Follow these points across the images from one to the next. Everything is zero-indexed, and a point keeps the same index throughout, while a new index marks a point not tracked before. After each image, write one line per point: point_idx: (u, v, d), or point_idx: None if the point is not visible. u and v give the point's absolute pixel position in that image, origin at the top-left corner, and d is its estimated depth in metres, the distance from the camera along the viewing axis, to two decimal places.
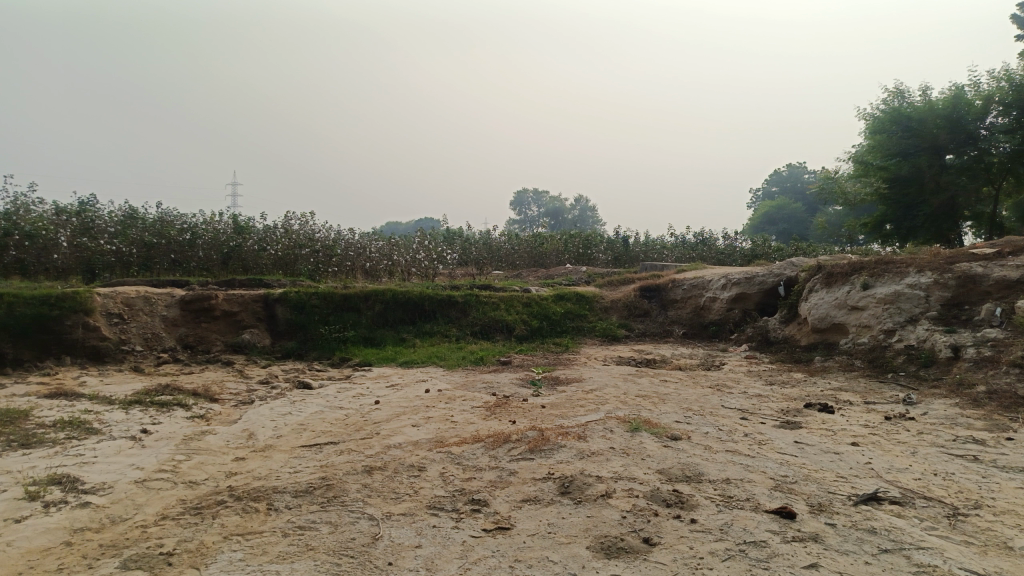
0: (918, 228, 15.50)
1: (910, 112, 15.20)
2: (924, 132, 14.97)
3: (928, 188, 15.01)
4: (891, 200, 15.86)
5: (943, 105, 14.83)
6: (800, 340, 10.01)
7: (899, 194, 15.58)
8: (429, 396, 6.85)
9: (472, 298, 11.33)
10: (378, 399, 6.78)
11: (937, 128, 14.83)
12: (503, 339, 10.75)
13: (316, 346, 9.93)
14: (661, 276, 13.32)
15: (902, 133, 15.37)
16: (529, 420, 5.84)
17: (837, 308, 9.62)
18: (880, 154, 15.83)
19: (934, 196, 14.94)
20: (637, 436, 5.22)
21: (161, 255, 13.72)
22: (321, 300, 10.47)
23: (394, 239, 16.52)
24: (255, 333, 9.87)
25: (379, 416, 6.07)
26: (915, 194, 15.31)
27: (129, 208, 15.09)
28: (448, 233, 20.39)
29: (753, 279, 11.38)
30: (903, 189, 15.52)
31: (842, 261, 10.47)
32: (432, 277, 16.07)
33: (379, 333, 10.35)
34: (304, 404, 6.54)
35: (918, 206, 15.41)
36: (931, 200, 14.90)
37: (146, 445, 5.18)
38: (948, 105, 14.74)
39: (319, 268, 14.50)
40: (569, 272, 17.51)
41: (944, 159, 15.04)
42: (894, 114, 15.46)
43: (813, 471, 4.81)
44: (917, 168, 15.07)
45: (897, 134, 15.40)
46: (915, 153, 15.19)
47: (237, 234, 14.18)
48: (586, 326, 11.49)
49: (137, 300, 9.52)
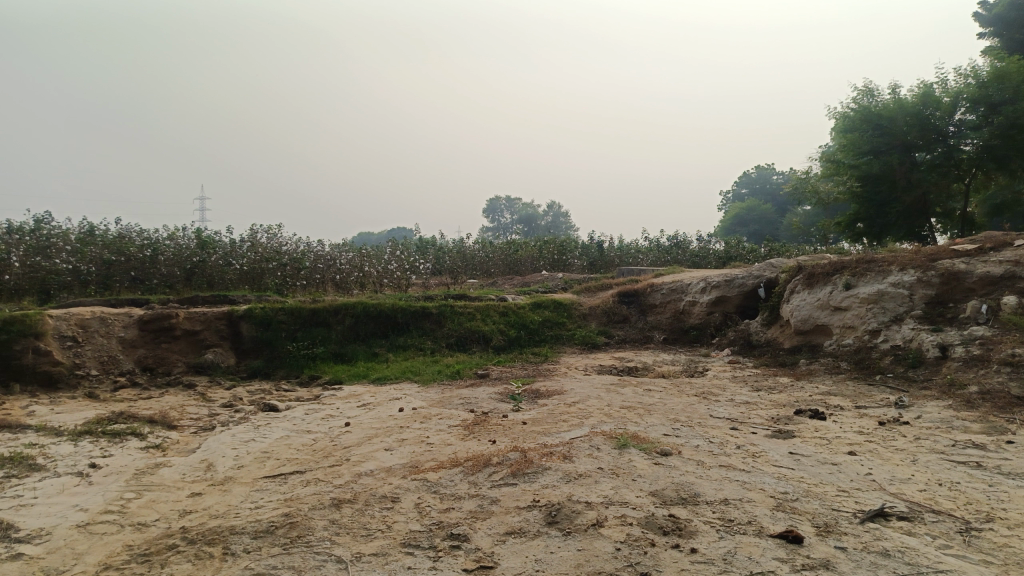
0: (892, 225, 15.50)
1: (880, 111, 15.13)
2: (893, 130, 14.89)
3: (900, 186, 14.99)
4: (863, 197, 15.81)
5: (912, 102, 14.77)
6: (783, 343, 9.79)
7: (872, 191, 15.55)
8: (402, 416, 6.48)
9: (447, 309, 10.96)
10: (349, 420, 6.38)
11: (907, 125, 14.76)
12: (479, 351, 10.40)
13: (284, 364, 9.49)
14: (639, 280, 13.07)
15: (873, 131, 15.29)
16: (510, 439, 5.49)
17: (819, 309, 9.42)
18: (852, 152, 15.72)
19: (906, 193, 14.92)
20: (626, 453, 4.90)
21: (121, 273, 13.17)
22: (288, 316, 10.04)
23: (365, 250, 16.10)
24: (219, 352, 9.41)
25: (350, 440, 5.68)
26: (887, 191, 15.29)
27: (87, 225, 14.51)
28: (421, 242, 20.00)
29: (732, 281, 11.16)
30: (875, 187, 15.44)
31: (822, 261, 10.30)
32: (406, 288, 15.68)
33: (350, 349, 9.94)
34: (269, 429, 6.13)
35: (890, 203, 15.38)
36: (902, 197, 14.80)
37: (94, 481, 4.75)
38: (916, 102, 14.67)
39: (287, 282, 14.03)
40: (545, 279, 17.21)
41: (915, 156, 14.96)
42: (863, 112, 15.38)
43: (813, 486, 4.52)
44: (888, 165, 14.98)
45: (867, 133, 15.32)
46: (885, 151, 15.15)
47: (201, 249, 13.67)
48: (565, 334, 11.19)
49: (92, 322, 9.02)
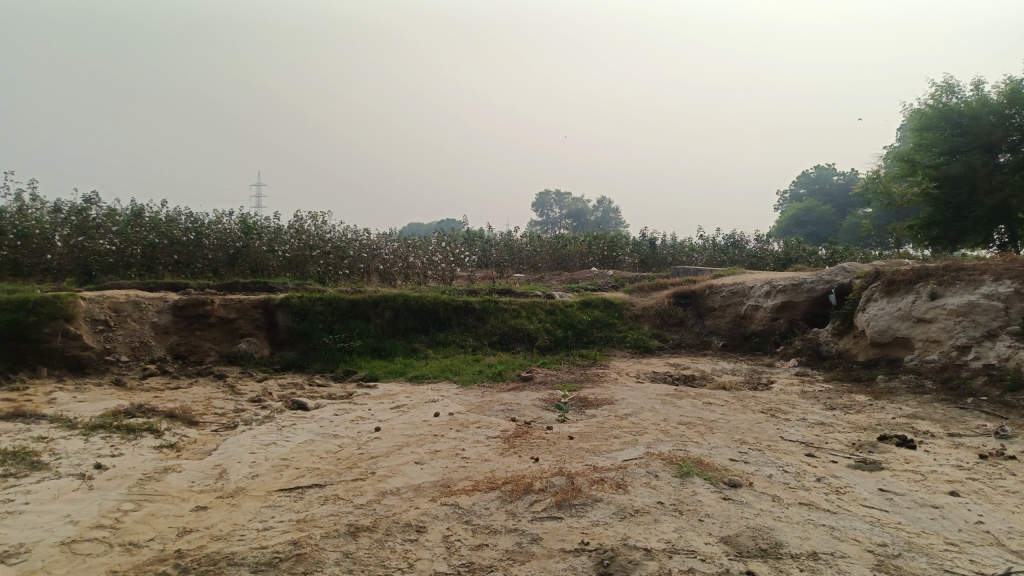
0: (970, 230, 14.14)
1: (961, 108, 14.05)
2: (975, 130, 13.84)
3: (982, 188, 13.71)
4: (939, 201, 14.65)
5: (998, 100, 13.67)
6: (857, 356, 8.94)
7: (949, 195, 14.27)
8: (437, 422, 5.91)
9: (491, 305, 10.39)
10: (379, 425, 5.85)
11: (990, 125, 13.71)
12: (523, 350, 9.81)
13: (319, 357, 9.04)
14: (697, 281, 12.29)
15: (952, 130, 14.23)
16: (554, 457, 4.87)
17: (899, 320, 8.55)
18: (928, 152, 14.69)
19: (988, 196, 13.62)
20: (689, 485, 4.24)
21: (164, 257, 12.96)
22: (326, 307, 9.60)
23: (410, 240, 15.65)
24: (253, 341, 9.00)
25: (378, 449, 5.13)
26: (966, 194, 13.97)
27: (135, 206, 14.39)
28: (468, 234, 19.52)
29: (800, 285, 10.32)
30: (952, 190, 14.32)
31: (902, 268, 9.38)
32: (450, 281, 15.19)
33: (389, 344, 9.46)
34: (293, 431, 5.64)
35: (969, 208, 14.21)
36: (983, 202, 13.65)
37: (95, 487, 4.31)
38: (1004, 99, 13.59)
39: (329, 270, 13.65)
40: (595, 276, 16.55)
41: (998, 158, 13.81)
42: (942, 110, 14.30)
43: (915, 536, 3.79)
44: (969, 167, 13.84)
45: (945, 132, 14.26)
46: (965, 152, 13.98)
47: (245, 234, 13.38)
48: (616, 336, 10.51)
49: (125, 306, 8.72)
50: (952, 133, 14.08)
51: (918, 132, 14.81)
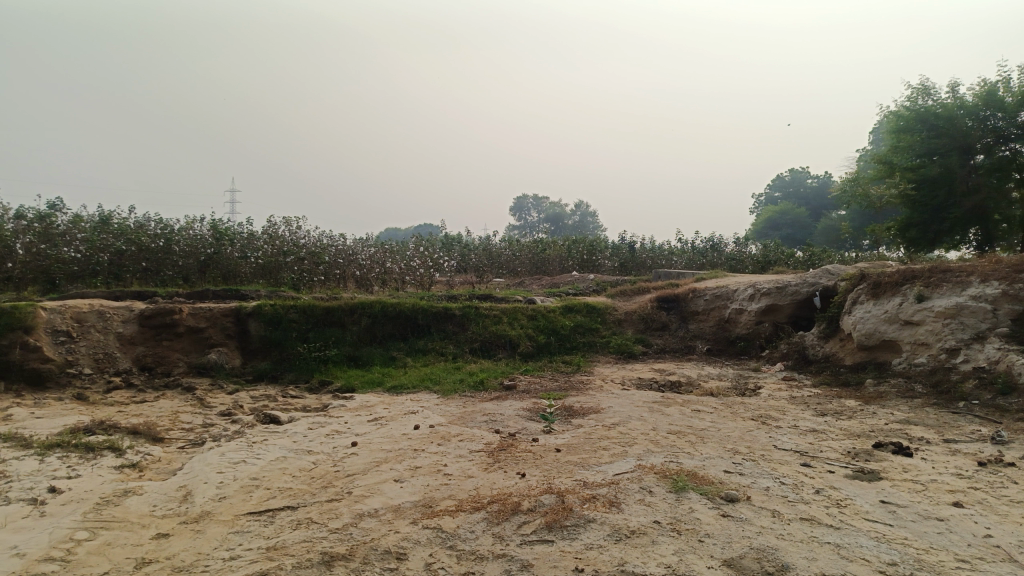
0: (949, 231, 14.10)
1: (938, 110, 14.03)
2: (952, 131, 13.83)
3: (959, 189, 13.69)
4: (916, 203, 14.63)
5: (974, 102, 13.66)
6: (844, 359, 8.80)
7: (926, 196, 14.24)
8: (418, 435, 5.64)
9: (471, 311, 10.13)
10: (357, 439, 5.56)
11: (967, 125, 13.72)
12: (505, 357, 9.55)
13: (293, 366, 8.71)
14: (679, 285, 12.13)
15: (928, 132, 14.20)
16: (542, 473, 4.62)
17: (887, 323, 8.42)
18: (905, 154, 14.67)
19: (966, 197, 13.59)
20: (685, 501, 4.01)
21: (132, 264, 12.55)
22: (300, 315, 9.27)
23: (387, 245, 15.35)
24: (224, 351, 8.65)
25: (355, 466, 4.85)
26: (944, 195, 13.93)
27: (102, 213, 13.94)
28: (445, 239, 19.25)
29: (784, 288, 10.19)
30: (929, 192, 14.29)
31: (888, 270, 9.27)
32: (428, 287, 14.90)
33: (366, 352, 9.15)
34: (264, 447, 5.34)
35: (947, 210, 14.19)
36: (961, 203, 13.62)
37: (47, 512, 3.98)
38: (980, 100, 13.60)
39: (304, 277, 13.31)
40: (575, 280, 16.36)
41: (974, 160, 13.80)
42: (920, 112, 14.26)
43: (924, 553, 3.59)
44: (946, 168, 13.80)
45: (923, 134, 14.24)
46: (942, 154, 13.95)
47: (217, 240, 13.00)
48: (599, 341, 10.30)
49: (89, 316, 8.34)
50: (929, 135, 14.06)
51: (895, 134, 14.77)
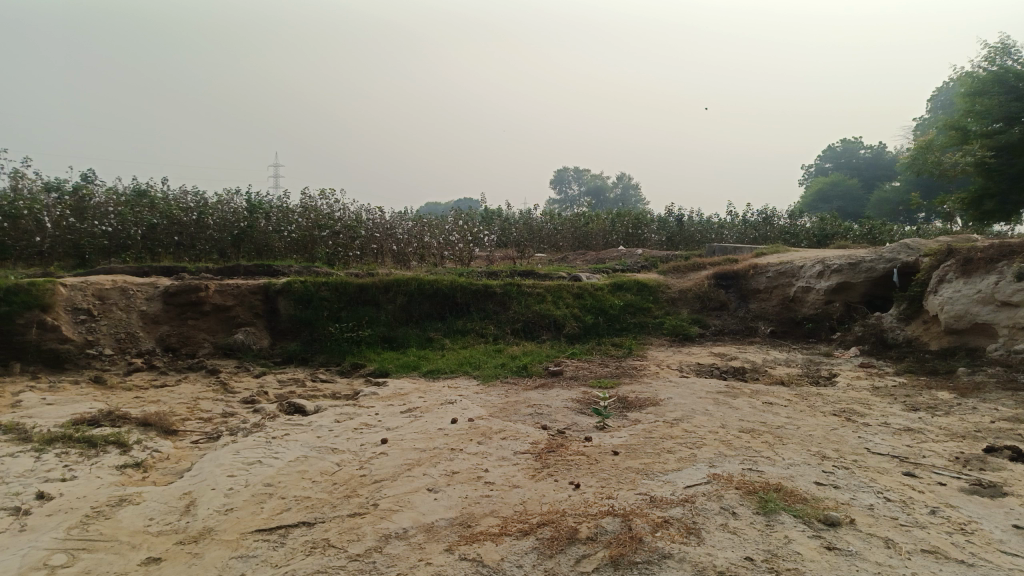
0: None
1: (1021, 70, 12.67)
2: None
3: None
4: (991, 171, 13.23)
5: None
6: (929, 344, 7.89)
7: (1003, 164, 12.85)
8: (456, 431, 4.99)
9: (513, 289, 9.44)
10: (388, 435, 4.95)
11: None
12: (550, 339, 8.86)
13: (324, 348, 8.15)
14: (738, 260, 11.24)
15: (1008, 95, 12.82)
16: (599, 484, 3.94)
17: (980, 304, 7.45)
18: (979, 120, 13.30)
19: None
20: (777, 528, 3.29)
21: (164, 238, 12.16)
22: (332, 292, 8.68)
23: (425, 219, 14.73)
24: (251, 331, 8.11)
25: (383, 470, 4.22)
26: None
27: (136, 185, 13.58)
28: (486, 213, 18.54)
29: (857, 265, 9.30)
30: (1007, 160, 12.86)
31: (979, 244, 8.27)
32: (468, 262, 14.25)
33: (402, 333, 8.55)
34: (284, 444, 4.75)
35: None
36: None
37: (27, 527, 3.45)
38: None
39: (339, 252, 12.68)
40: (622, 255, 15.50)
41: None
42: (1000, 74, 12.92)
43: None
44: None
45: (1001, 97, 12.86)
46: (1022, 118, 12.59)
47: (250, 213, 12.50)
48: (652, 322, 9.53)
49: (111, 293, 7.89)
50: (1008, 98, 12.72)
51: (970, 98, 13.43)
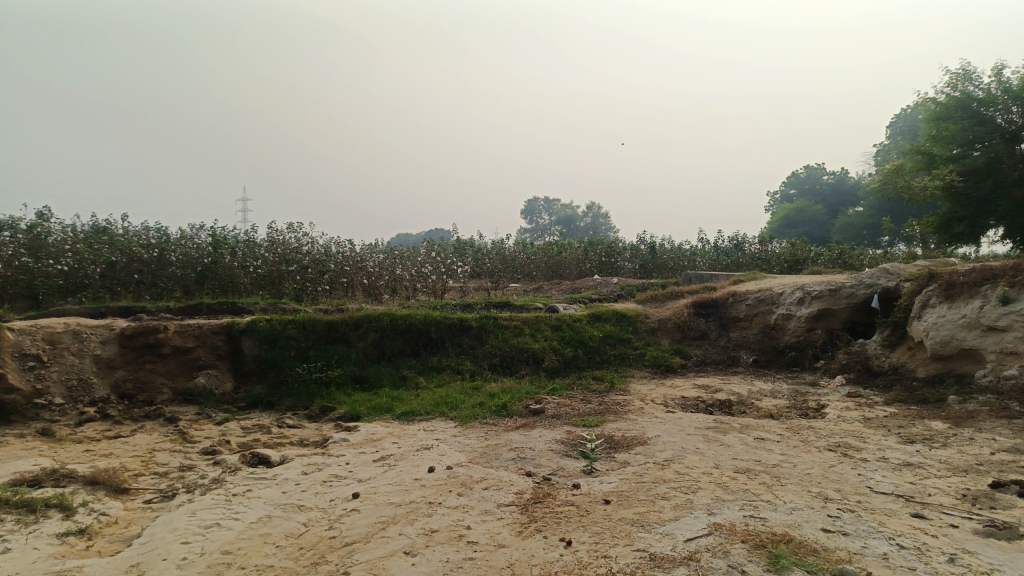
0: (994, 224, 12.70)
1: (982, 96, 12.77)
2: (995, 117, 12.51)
3: (1006, 179, 12.30)
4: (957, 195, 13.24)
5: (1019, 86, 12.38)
6: (916, 371, 7.72)
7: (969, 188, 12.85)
8: (434, 482, 4.64)
9: (489, 322, 9.13)
10: (360, 487, 4.58)
11: (1010, 113, 12.47)
12: (529, 374, 8.55)
13: (292, 390, 7.74)
14: (717, 288, 11.08)
15: (971, 120, 12.88)
16: (593, 539, 3.62)
17: (965, 329, 7.30)
18: (944, 145, 13.33)
19: (1016, 187, 12.18)
20: None
21: (124, 277, 11.66)
22: (299, 331, 8.28)
23: (396, 251, 14.39)
24: (214, 374, 7.67)
25: (355, 531, 3.85)
26: (989, 187, 12.54)
27: (94, 222, 13.08)
28: (458, 243, 18.28)
29: (838, 291, 9.18)
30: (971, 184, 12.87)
31: (960, 268, 8.16)
32: (441, 294, 13.91)
33: (374, 372, 8.18)
34: (246, 502, 4.35)
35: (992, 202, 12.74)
36: (1011, 193, 12.19)
37: None
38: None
39: (307, 287, 12.27)
40: (597, 284, 15.30)
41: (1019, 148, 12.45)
42: (961, 99, 13.02)
43: None
44: (991, 157, 12.46)
45: (963, 122, 12.92)
46: (985, 142, 12.66)
47: (214, 248, 12.06)
48: (633, 353, 9.27)
49: (63, 337, 7.41)
50: (970, 122, 12.78)
51: (934, 123, 13.49)
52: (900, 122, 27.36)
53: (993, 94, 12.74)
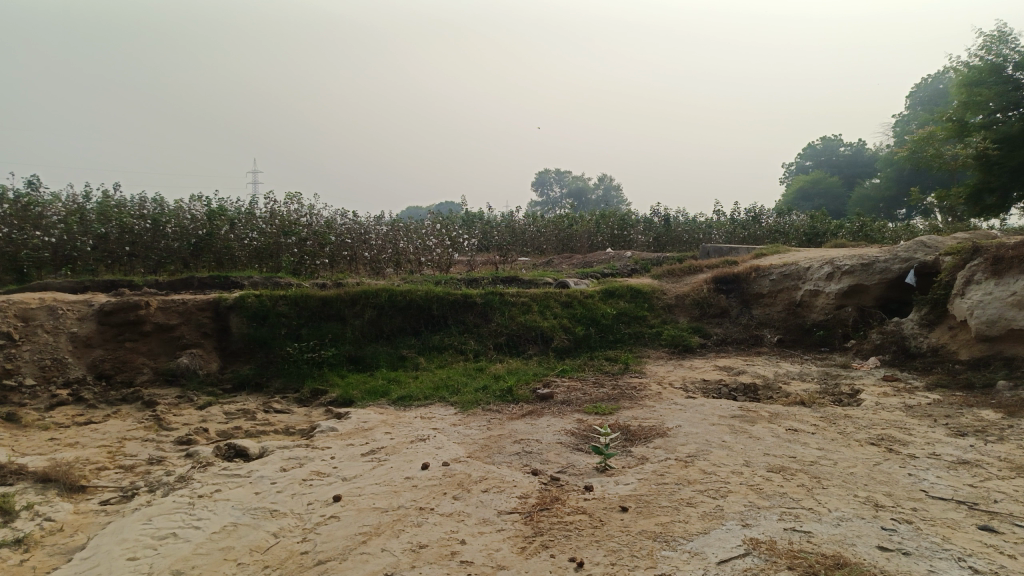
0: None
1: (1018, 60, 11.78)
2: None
3: None
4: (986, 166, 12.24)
5: None
6: (958, 353, 7.09)
7: (1000, 157, 11.89)
8: (427, 482, 4.08)
9: (495, 298, 8.55)
10: (344, 488, 4.03)
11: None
12: (537, 354, 7.99)
13: (282, 371, 7.21)
14: (738, 263, 10.44)
15: (1006, 86, 11.90)
16: (609, 560, 3.06)
17: (1014, 308, 6.65)
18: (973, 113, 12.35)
19: None
20: None
21: (115, 249, 11.14)
22: (291, 308, 7.73)
23: (401, 223, 13.78)
24: (198, 354, 7.14)
25: (330, 545, 3.31)
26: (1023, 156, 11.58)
27: (88, 192, 12.55)
28: (466, 215, 17.69)
29: (870, 266, 8.54)
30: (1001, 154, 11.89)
31: (1007, 241, 7.47)
32: (447, 268, 13.32)
33: (371, 352, 7.63)
34: (211, 507, 3.82)
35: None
36: None
37: None
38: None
39: (305, 261, 11.63)
40: (609, 258, 14.67)
41: None
42: (996, 62, 12.11)
43: None
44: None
45: (997, 88, 11.92)
46: (1020, 107, 11.74)
47: (209, 220, 11.51)
48: (649, 332, 8.68)
49: (37, 313, 6.89)
50: (1004, 88, 11.82)
51: (964, 89, 12.48)
52: (921, 92, 26.35)
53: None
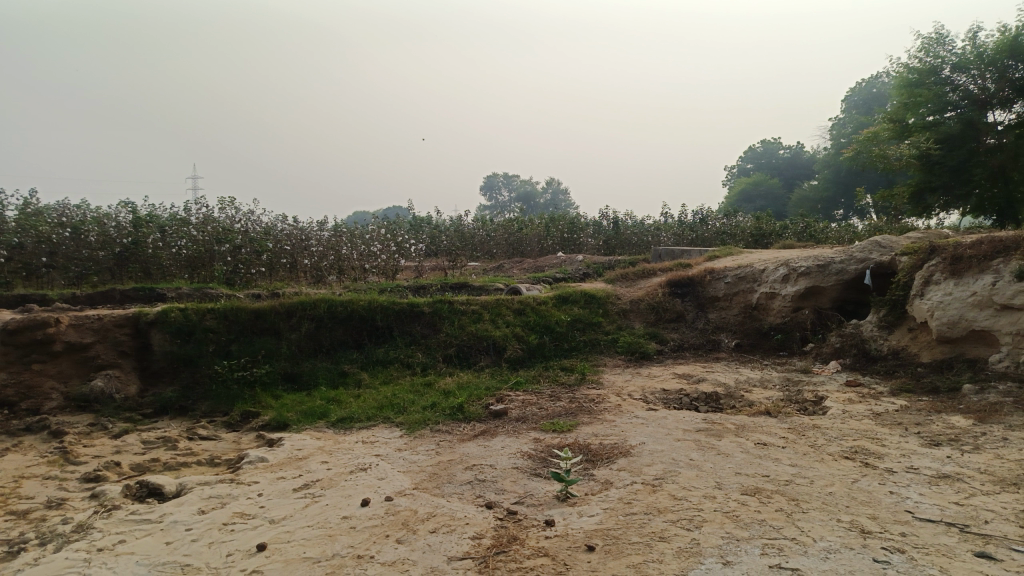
0: (963, 196, 11.75)
1: (954, 61, 11.63)
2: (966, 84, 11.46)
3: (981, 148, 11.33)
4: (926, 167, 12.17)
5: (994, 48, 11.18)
6: (920, 356, 6.92)
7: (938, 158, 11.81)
8: (367, 523, 3.59)
9: (443, 307, 8.07)
10: (271, 533, 3.52)
11: (983, 79, 11.36)
12: (488, 366, 7.54)
13: (210, 392, 6.60)
14: (693, 265, 10.18)
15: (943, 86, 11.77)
16: None
17: (975, 309, 6.48)
18: (912, 113, 12.24)
19: (990, 155, 11.28)
20: None
21: (31, 260, 10.25)
22: (219, 321, 7.10)
23: (344, 228, 13.17)
24: (115, 376, 6.50)
25: None
26: (961, 156, 11.50)
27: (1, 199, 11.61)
28: (412, 220, 17.17)
29: (827, 267, 8.36)
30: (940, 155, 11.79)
31: (964, 240, 7.33)
32: (393, 275, 12.75)
33: (309, 369, 7.08)
34: (111, 563, 3.26)
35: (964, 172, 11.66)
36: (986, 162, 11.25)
37: None
38: (1004, 46, 11.07)
39: (239, 270, 10.92)
40: (560, 262, 14.34)
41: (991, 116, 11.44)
42: (934, 64, 11.86)
43: None
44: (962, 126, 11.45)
45: (935, 88, 11.75)
46: (958, 108, 11.64)
47: (135, 227, 10.73)
48: (604, 339, 8.33)
49: None
50: (941, 88, 11.71)
51: (902, 89, 12.33)
52: (856, 96, 26.77)
53: (967, 59, 11.52)
